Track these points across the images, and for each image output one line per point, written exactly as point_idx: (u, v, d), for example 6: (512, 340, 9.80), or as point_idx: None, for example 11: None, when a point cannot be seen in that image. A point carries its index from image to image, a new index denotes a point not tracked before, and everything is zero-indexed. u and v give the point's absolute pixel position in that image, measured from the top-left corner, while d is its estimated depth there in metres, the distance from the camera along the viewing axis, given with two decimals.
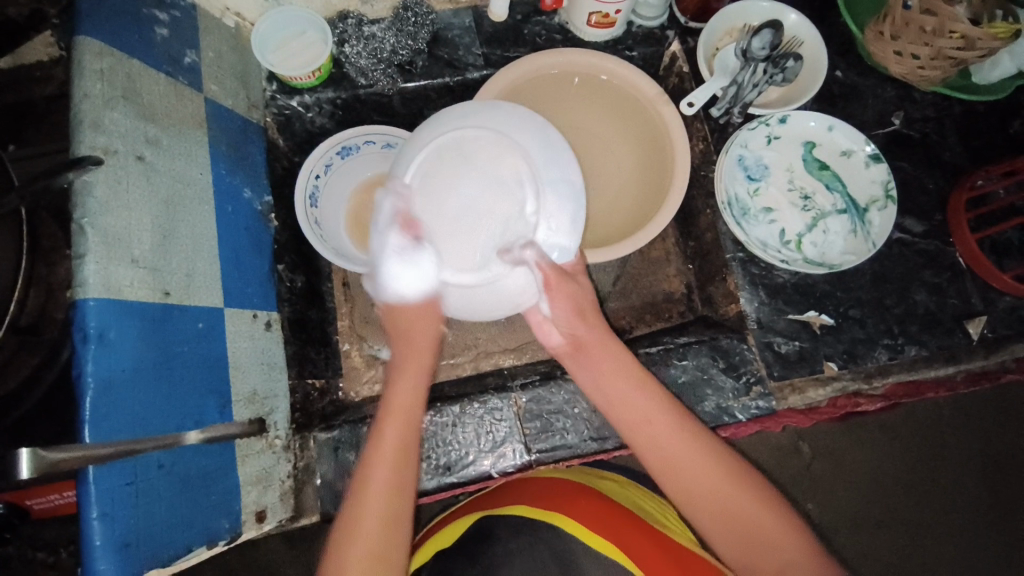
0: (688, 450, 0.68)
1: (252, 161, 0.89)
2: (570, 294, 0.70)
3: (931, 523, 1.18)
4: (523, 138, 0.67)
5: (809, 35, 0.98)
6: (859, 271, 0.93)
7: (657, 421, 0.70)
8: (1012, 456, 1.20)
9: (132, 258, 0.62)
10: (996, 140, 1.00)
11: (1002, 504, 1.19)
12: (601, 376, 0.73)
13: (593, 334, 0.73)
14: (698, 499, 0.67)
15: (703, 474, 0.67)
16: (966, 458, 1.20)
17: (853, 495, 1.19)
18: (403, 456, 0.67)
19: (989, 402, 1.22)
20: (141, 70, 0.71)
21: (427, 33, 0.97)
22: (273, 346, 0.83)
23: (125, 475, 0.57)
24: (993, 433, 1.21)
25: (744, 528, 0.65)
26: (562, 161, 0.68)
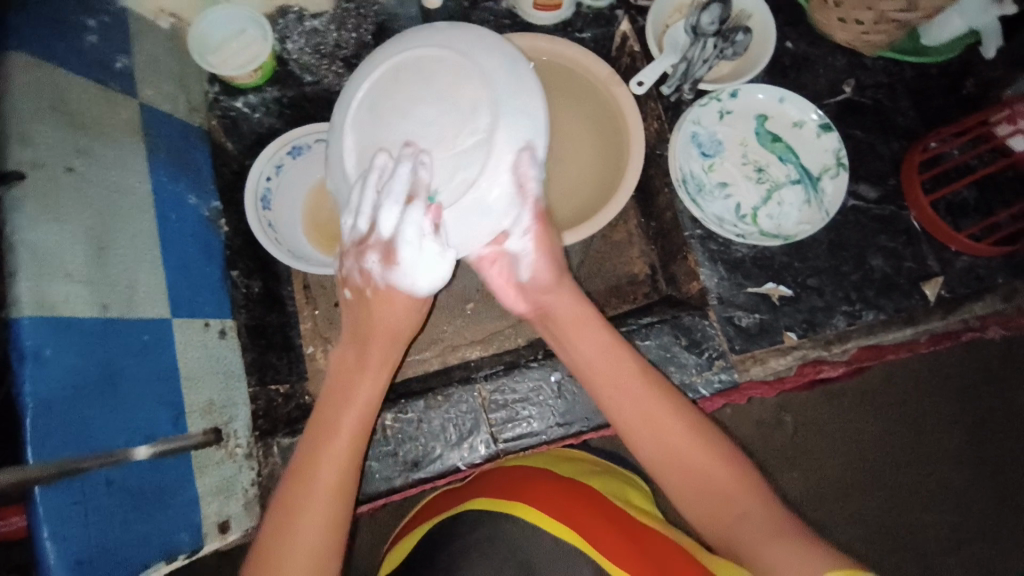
0: (642, 400, 0.70)
1: (197, 167, 0.86)
2: (544, 245, 0.73)
3: (913, 484, 1.21)
4: (487, 64, 0.64)
5: (756, 7, 0.98)
6: (816, 240, 0.94)
7: (625, 379, 0.71)
8: (990, 413, 1.23)
9: (67, 273, 0.60)
10: (948, 102, 1.01)
11: (981, 461, 1.22)
12: (571, 340, 0.75)
13: (557, 297, 0.75)
14: (672, 468, 0.67)
15: (678, 445, 0.68)
16: (946, 418, 1.22)
17: (837, 463, 1.21)
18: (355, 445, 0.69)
19: (964, 363, 1.24)
20: (68, 78, 0.69)
21: (371, 25, 0.96)
22: (229, 354, 0.82)
23: (74, 494, 0.56)
24: (971, 392, 1.23)
25: (697, 477, 0.66)
26: (523, 88, 0.65)
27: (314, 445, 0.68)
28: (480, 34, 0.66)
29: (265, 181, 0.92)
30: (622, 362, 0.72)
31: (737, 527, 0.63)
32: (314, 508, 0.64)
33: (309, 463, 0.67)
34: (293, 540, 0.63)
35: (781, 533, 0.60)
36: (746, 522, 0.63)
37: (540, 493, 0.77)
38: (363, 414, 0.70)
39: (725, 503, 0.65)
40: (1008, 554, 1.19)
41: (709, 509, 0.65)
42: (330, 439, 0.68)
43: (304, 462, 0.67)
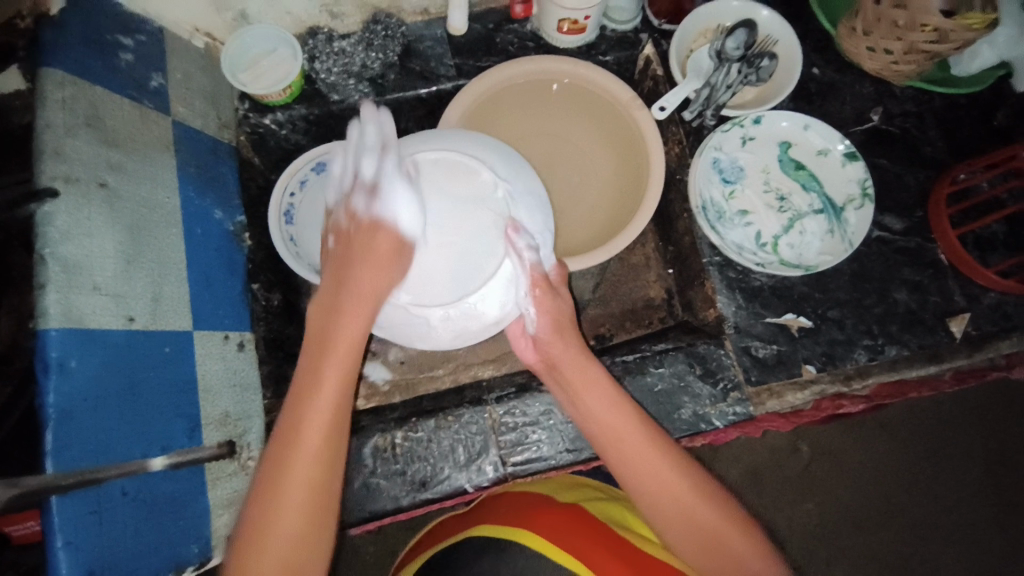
0: (653, 457, 0.68)
1: (224, 181, 0.89)
2: (547, 305, 0.70)
3: (937, 523, 1.16)
4: (483, 157, 0.68)
5: (783, 32, 0.97)
6: (838, 271, 0.92)
7: (636, 440, 0.69)
8: (1021, 453, 1.18)
9: (94, 285, 0.63)
10: (981, 133, 0.98)
11: (1010, 502, 1.17)
12: (579, 395, 0.72)
13: (565, 354, 0.73)
14: (687, 535, 0.67)
15: (694, 511, 0.67)
16: (973, 455, 1.18)
17: (855, 497, 1.17)
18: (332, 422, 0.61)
19: (993, 399, 1.19)
20: (104, 96, 0.72)
21: (397, 45, 0.99)
22: (246, 366, 0.84)
23: (89, 503, 0.58)
24: (1000, 429, 1.18)
25: (713, 544, 0.66)
26: (517, 169, 0.69)
27: (290, 422, 0.61)
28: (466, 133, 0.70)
29: (288, 195, 0.94)
30: (627, 422, 0.70)
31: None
32: (295, 511, 0.60)
33: (290, 442, 0.60)
34: (276, 537, 0.59)
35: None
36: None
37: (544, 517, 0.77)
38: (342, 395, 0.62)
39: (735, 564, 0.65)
40: None
41: (720, 568, 0.65)
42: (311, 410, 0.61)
43: (281, 443, 0.60)
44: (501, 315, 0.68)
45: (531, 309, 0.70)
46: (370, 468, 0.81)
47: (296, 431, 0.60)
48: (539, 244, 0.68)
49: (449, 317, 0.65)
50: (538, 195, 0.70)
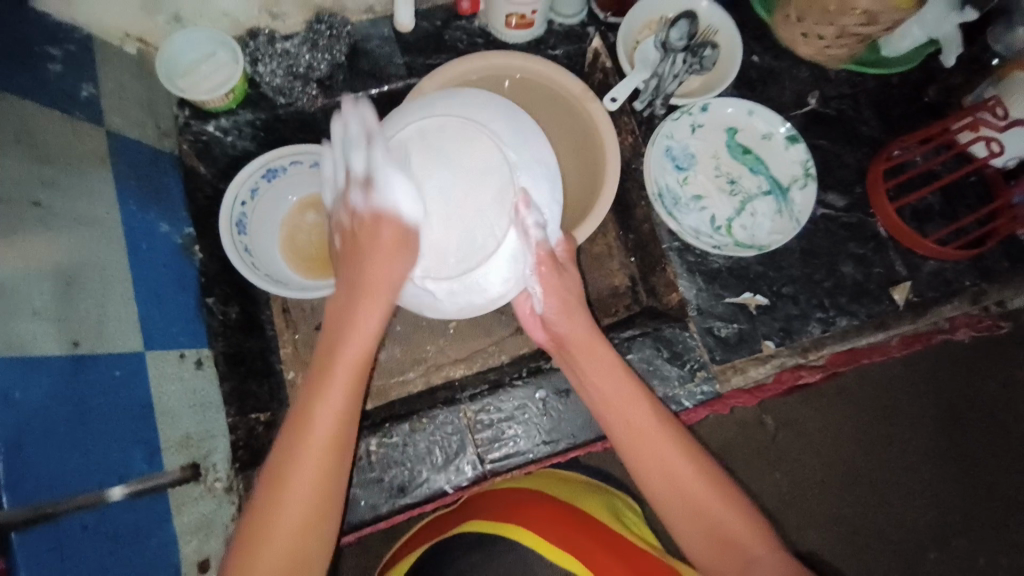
0: (659, 446, 0.70)
1: (168, 194, 0.85)
2: (555, 285, 0.72)
3: (895, 480, 1.24)
4: (492, 122, 0.67)
5: (721, 21, 1.00)
6: (788, 249, 0.96)
7: (642, 419, 0.71)
8: (968, 408, 1.27)
9: (33, 310, 0.58)
10: (911, 110, 1.04)
11: (961, 457, 1.25)
12: (588, 374, 0.74)
13: (572, 332, 0.75)
14: (690, 516, 0.68)
15: (697, 493, 0.68)
16: (926, 413, 1.26)
17: (818, 463, 1.23)
18: (342, 422, 0.63)
19: (939, 359, 1.27)
20: (35, 110, 0.67)
21: (344, 46, 0.96)
22: (207, 384, 0.80)
23: (49, 540, 0.54)
24: (948, 387, 1.27)
25: (714, 525, 0.67)
26: (527, 137, 0.68)
27: (281, 467, 0.62)
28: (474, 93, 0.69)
29: (240, 205, 0.90)
30: (633, 402, 0.72)
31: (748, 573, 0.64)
32: (291, 515, 0.61)
33: (292, 462, 0.62)
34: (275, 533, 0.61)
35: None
36: (758, 568, 0.64)
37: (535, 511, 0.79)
38: (338, 428, 0.63)
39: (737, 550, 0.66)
40: (988, 546, 1.23)
41: (720, 554, 0.66)
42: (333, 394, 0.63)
43: (276, 480, 0.62)
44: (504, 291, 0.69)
45: (536, 286, 0.72)
46: None
47: (290, 444, 0.62)
48: (547, 219, 0.68)
49: (454, 293, 0.67)
50: (545, 162, 0.69)
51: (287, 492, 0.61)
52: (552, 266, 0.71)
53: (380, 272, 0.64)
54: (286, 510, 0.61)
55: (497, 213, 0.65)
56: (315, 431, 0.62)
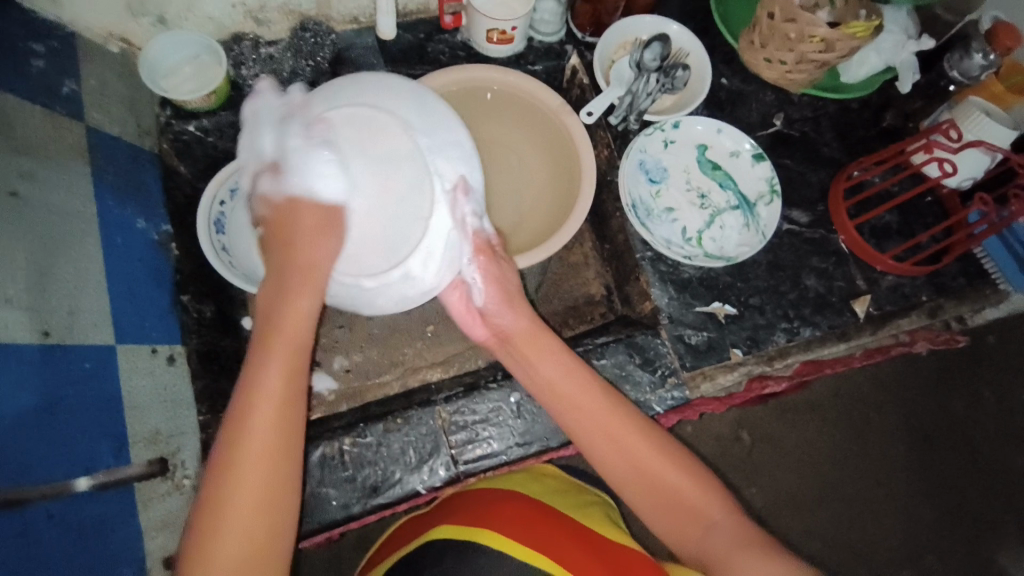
0: (611, 424, 0.71)
1: (147, 192, 0.85)
2: (494, 274, 0.75)
3: (864, 495, 1.27)
4: (399, 104, 0.68)
5: (692, 45, 1.06)
6: (755, 261, 1.00)
7: (588, 400, 0.73)
8: (933, 426, 1.31)
9: (6, 298, 0.59)
10: (869, 134, 1.11)
11: (927, 471, 1.30)
12: (530, 362, 0.76)
13: (517, 329, 0.77)
14: (652, 493, 0.69)
15: (656, 467, 0.70)
16: (893, 429, 1.30)
17: (791, 477, 1.26)
18: (283, 407, 0.63)
19: (906, 376, 1.32)
20: (13, 103, 0.68)
21: (327, 53, 0.98)
22: (178, 382, 0.79)
23: (11, 526, 0.54)
24: (914, 404, 1.31)
25: (674, 499, 0.69)
26: (436, 119, 0.69)
27: (230, 437, 0.61)
28: (379, 78, 0.69)
29: (218, 205, 0.90)
30: (580, 384, 0.74)
31: (705, 539, 0.66)
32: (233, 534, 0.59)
33: (224, 469, 0.60)
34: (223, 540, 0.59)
35: (749, 544, 0.64)
36: (715, 534, 0.66)
37: (508, 511, 0.77)
38: (280, 403, 0.63)
39: (693, 517, 0.68)
40: (950, 556, 1.27)
41: (680, 525, 0.68)
42: (254, 418, 0.61)
43: (224, 460, 0.60)
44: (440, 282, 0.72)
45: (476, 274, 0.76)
46: (317, 479, 0.79)
47: (228, 478, 0.60)
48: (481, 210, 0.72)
49: (385, 284, 0.67)
50: (462, 143, 0.71)
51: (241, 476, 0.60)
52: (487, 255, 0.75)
53: (318, 252, 0.65)
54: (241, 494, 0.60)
55: (424, 198, 0.67)
56: (250, 449, 0.61)
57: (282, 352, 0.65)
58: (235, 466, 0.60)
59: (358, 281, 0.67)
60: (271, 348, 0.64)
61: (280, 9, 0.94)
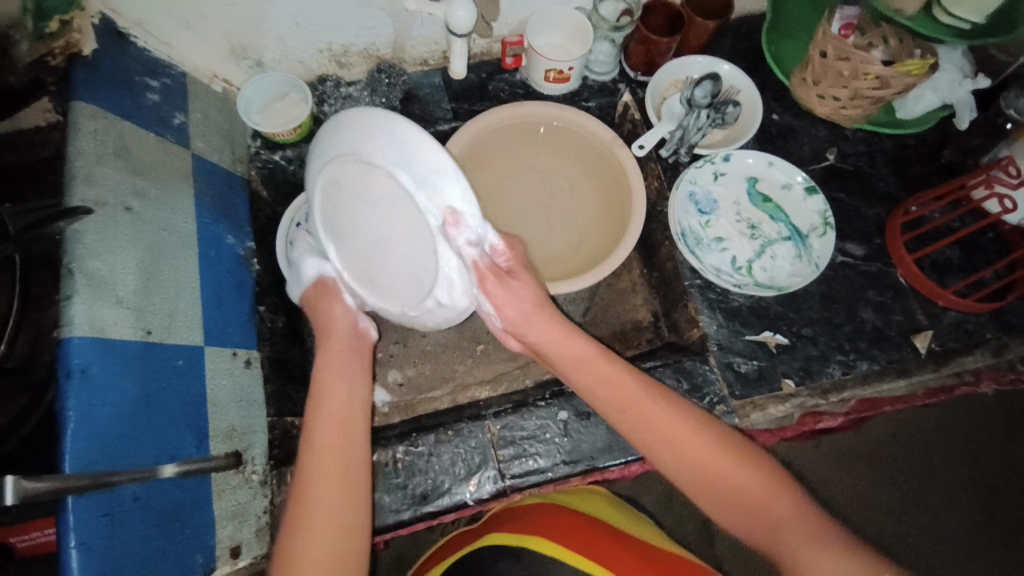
0: (662, 422, 0.72)
1: (236, 211, 0.95)
2: (502, 297, 0.72)
3: (932, 554, 1.18)
4: (374, 146, 0.64)
5: (743, 83, 1.10)
6: (807, 292, 1.00)
7: (631, 389, 0.75)
8: (1008, 482, 1.22)
9: (117, 298, 0.67)
10: (926, 169, 1.10)
11: (1002, 531, 1.19)
12: (567, 369, 0.77)
13: (549, 341, 0.77)
14: (713, 485, 0.68)
15: (714, 459, 0.69)
16: (961, 483, 1.22)
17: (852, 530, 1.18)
18: (343, 457, 0.69)
19: (975, 428, 1.24)
20: (132, 131, 0.78)
21: (400, 92, 1.09)
22: (253, 384, 0.87)
23: (101, 505, 0.60)
24: (985, 458, 1.23)
25: (737, 493, 0.68)
26: (411, 149, 0.62)
27: (298, 503, 0.66)
28: (356, 116, 0.66)
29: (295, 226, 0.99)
30: (620, 383, 0.75)
31: (777, 536, 0.64)
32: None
33: (298, 526, 0.65)
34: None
35: (821, 536, 0.63)
36: (785, 528, 0.64)
37: (558, 524, 0.84)
38: (337, 457, 0.69)
39: (761, 513, 0.66)
40: None
41: (747, 522, 0.67)
42: (316, 477, 0.67)
43: (297, 518, 0.65)
44: (472, 303, 0.74)
45: (486, 299, 0.73)
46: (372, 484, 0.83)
47: (297, 528, 0.64)
48: (481, 234, 0.65)
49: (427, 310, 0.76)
50: (445, 166, 0.62)
51: (314, 479, 0.67)
52: (497, 277, 0.71)
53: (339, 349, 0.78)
54: (317, 498, 0.66)
55: (423, 240, 0.68)
56: (317, 500, 0.66)
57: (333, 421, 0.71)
58: (307, 519, 0.65)
59: (406, 311, 0.80)
60: (319, 417, 0.72)
61: (361, 53, 1.05)
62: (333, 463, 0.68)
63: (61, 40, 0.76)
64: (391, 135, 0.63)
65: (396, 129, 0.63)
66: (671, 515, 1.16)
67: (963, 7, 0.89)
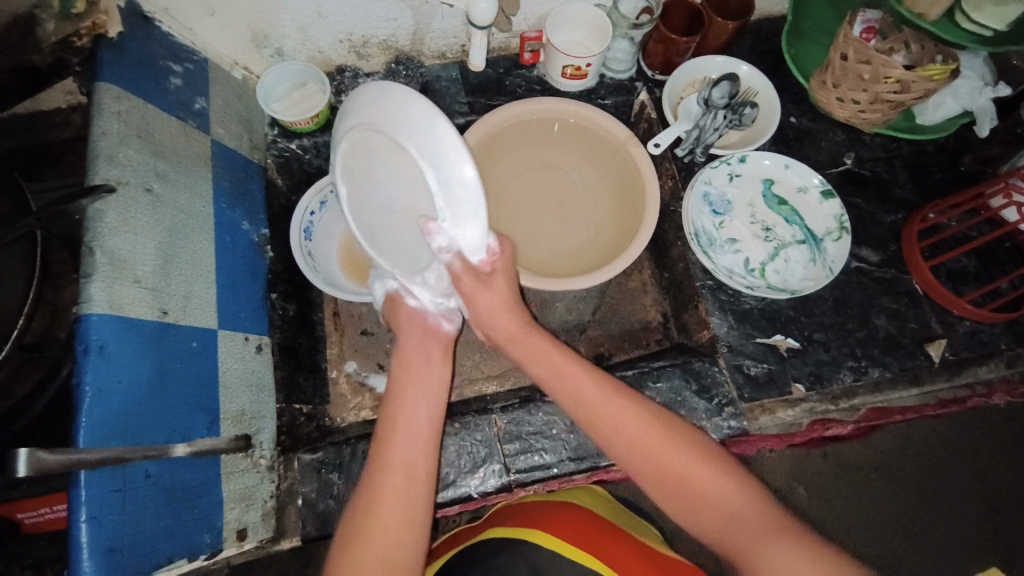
0: (614, 419, 0.72)
1: (252, 198, 0.95)
2: (478, 288, 0.75)
3: (934, 569, 1.16)
4: (412, 134, 0.62)
5: (762, 86, 1.09)
6: (821, 296, 0.99)
7: (584, 383, 0.75)
8: (1014, 498, 1.20)
9: (136, 279, 0.68)
10: (945, 177, 1.08)
11: (1007, 548, 1.18)
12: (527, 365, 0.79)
13: (510, 330, 0.79)
14: (663, 482, 0.69)
15: (666, 456, 0.69)
16: (966, 497, 1.20)
17: (854, 541, 1.17)
18: (427, 439, 0.72)
19: (982, 443, 1.23)
20: (155, 114, 0.79)
21: (417, 84, 1.09)
22: (263, 369, 0.87)
23: (113, 482, 0.61)
24: (991, 474, 1.21)
25: (690, 489, 0.67)
26: (449, 151, 0.61)
27: (377, 479, 0.68)
28: (401, 96, 0.62)
29: (309, 215, 1.00)
30: (574, 375, 0.76)
31: (728, 532, 0.65)
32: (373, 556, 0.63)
33: (371, 503, 0.66)
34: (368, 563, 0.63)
35: (775, 533, 0.62)
36: (738, 523, 0.64)
37: (562, 520, 0.84)
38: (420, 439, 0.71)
39: (714, 508, 0.66)
40: None
41: (703, 518, 0.67)
42: (405, 457, 0.69)
43: (369, 494, 0.67)
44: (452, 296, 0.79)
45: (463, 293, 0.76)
46: None
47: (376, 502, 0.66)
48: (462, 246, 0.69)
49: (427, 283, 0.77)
50: (469, 181, 0.63)
51: (398, 460, 0.69)
52: (471, 278, 0.73)
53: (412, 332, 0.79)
54: (398, 479, 0.68)
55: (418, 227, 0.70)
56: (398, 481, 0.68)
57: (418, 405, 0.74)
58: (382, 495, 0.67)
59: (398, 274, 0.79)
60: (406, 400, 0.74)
61: (380, 45, 1.05)
62: (415, 443, 0.71)
63: (87, 22, 0.76)
64: (430, 131, 0.62)
65: (437, 131, 0.61)
66: (673, 518, 1.16)
67: (983, 13, 0.88)
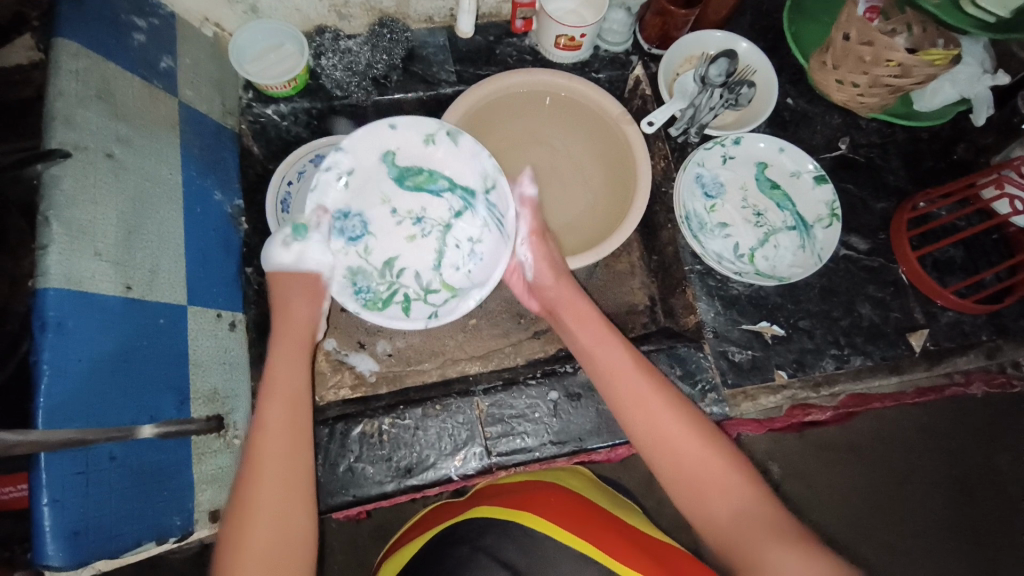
0: (645, 393, 0.73)
1: (225, 166, 0.91)
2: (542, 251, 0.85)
3: (901, 546, 1.20)
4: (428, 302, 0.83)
5: (761, 64, 1.05)
6: (808, 284, 0.98)
7: (615, 350, 0.78)
8: (982, 480, 1.24)
9: (96, 251, 0.63)
10: (938, 165, 1.07)
11: (973, 528, 1.22)
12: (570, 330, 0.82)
13: (559, 293, 0.84)
14: (680, 459, 0.69)
15: (687, 432, 0.70)
16: (937, 479, 1.24)
17: (827, 519, 1.20)
18: (295, 429, 0.69)
19: (954, 425, 1.26)
20: (116, 73, 0.73)
21: (402, 50, 1.03)
22: (236, 347, 0.85)
23: (76, 464, 0.57)
24: (963, 456, 1.25)
25: (704, 470, 0.67)
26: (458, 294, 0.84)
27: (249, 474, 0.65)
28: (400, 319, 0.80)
29: (286, 184, 0.97)
30: (605, 342, 0.78)
31: (740, 521, 0.64)
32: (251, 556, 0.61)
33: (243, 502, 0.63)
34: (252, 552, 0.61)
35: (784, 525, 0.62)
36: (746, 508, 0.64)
37: (546, 501, 0.84)
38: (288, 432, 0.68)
39: (722, 489, 0.66)
40: None
41: (717, 499, 0.66)
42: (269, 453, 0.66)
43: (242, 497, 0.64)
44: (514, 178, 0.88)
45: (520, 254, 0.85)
46: (356, 454, 0.82)
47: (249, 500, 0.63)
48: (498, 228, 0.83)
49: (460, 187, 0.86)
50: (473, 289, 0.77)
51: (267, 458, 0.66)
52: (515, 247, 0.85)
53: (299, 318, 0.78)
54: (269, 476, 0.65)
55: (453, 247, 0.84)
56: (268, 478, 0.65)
57: (282, 397, 0.70)
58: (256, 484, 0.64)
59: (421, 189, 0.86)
60: (272, 392, 0.70)
61: (362, 5, 0.99)
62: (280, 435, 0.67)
63: None
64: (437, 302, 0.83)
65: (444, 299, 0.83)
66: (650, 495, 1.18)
67: None
